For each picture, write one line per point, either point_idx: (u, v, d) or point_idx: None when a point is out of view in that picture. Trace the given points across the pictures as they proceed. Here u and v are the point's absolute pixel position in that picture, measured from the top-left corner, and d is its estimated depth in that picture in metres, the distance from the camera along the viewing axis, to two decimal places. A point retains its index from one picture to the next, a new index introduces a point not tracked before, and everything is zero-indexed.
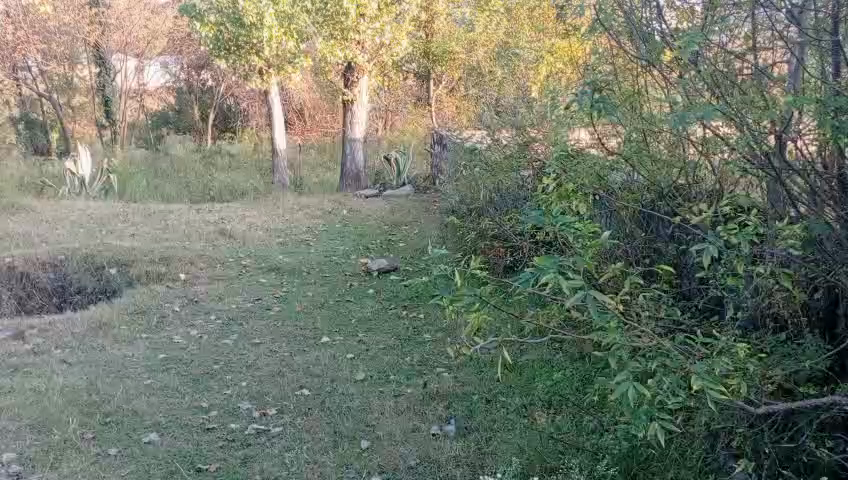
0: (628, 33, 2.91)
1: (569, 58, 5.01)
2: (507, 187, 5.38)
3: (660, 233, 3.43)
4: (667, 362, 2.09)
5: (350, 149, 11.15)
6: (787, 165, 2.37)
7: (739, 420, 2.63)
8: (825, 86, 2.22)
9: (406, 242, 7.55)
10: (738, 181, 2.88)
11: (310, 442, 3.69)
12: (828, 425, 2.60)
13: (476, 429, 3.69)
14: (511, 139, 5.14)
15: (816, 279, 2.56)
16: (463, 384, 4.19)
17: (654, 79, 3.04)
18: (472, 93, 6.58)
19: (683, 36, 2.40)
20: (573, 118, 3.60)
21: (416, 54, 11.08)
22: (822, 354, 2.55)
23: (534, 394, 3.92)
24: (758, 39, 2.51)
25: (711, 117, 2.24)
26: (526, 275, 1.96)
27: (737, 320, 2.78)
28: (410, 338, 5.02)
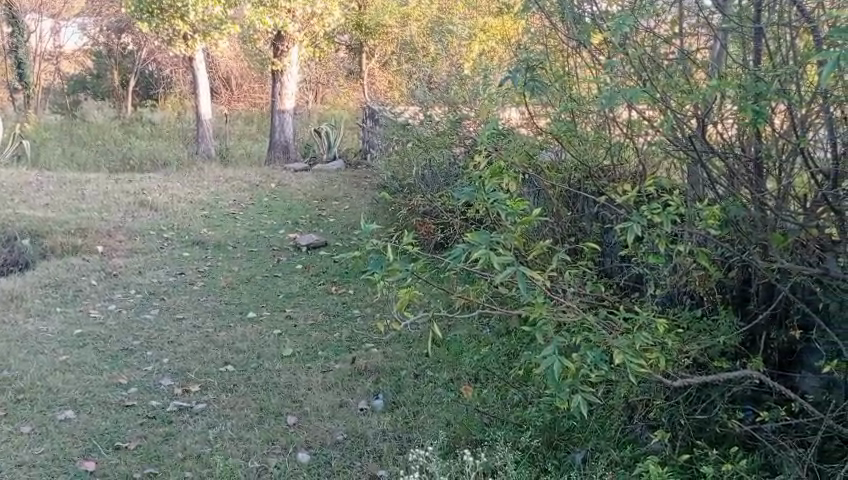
0: (560, 14, 2.95)
1: (502, 36, 5.05)
2: (438, 164, 5.42)
3: (585, 213, 3.52)
4: (591, 337, 2.16)
5: (280, 120, 10.95)
6: (706, 148, 2.47)
7: (656, 393, 2.76)
8: (745, 72, 2.30)
9: (336, 217, 7.47)
10: (660, 163, 2.99)
11: (235, 418, 3.63)
12: (738, 398, 2.77)
13: (404, 403, 3.71)
14: (443, 115, 5.15)
15: (731, 258, 2.69)
16: (392, 359, 4.21)
17: (584, 60, 3.10)
18: (404, 68, 6.54)
19: (614, 18, 2.45)
20: (506, 96, 3.63)
21: (349, 27, 10.69)
22: (735, 330, 2.70)
23: (462, 368, 3.98)
24: (683, 24, 2.59)
25: (637, 99, 2.29)
26: (458, 251, 1.98)
27: (656, 297, 2.89)
28: (339, 314, 4.99)
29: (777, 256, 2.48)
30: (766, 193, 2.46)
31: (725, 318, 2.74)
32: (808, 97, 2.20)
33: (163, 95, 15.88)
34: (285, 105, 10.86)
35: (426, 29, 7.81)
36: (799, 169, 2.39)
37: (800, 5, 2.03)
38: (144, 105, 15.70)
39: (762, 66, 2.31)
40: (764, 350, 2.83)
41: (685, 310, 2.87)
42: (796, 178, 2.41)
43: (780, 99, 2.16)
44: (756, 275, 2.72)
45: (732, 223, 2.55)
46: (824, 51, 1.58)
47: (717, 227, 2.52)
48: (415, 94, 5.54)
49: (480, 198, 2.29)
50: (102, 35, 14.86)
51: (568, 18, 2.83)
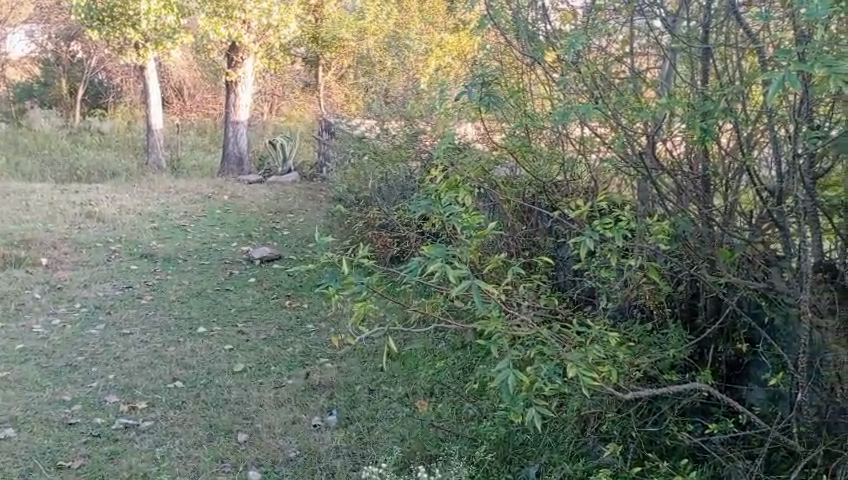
0: (515, 31, 3.00)
1: (458, 52, 5.09)
2: (394, 177, 5.37)
3: (540, 227, 3.56)
4: (545, 350, 2.17)
5: (233, 132, 10.81)
6: (656, 165, 2.52)
7: (608, 406, 2.80)
8: (694, 91, 2.36)
9: (290, 230, 7.39)
10: (612, 179, 3.05)
11: (183, 436, 3.53)
12: (688, 411, 2.82)
13: (358, 419, 3.67)
14: (399, 129, 5.16)
15: (680, 273, 2.75)
16: (346, 374, 4.17)
17: (538, 77, 3.15)
18: (360, 81, 6.54)
19: (568, 37, 2.49)
20: (462, 110, 3.66)
21: (304, 39, 10.63)
22: (684, 343, 2.76)
23: (417, 383, 3.95)
24: (634, 44, 2.67)
25: (589, 116, 2.34)
26: (414, 264, 1.97)
27: (608, 310, 2.93)
28: (293, 328, 4.92)
29: (725, 271, 2.54)
30: (714, 209, 2.55)
31: (674, 331, 2.80)
32: (753, 116, 2.27)
33: (113, 104, 15.54)
34: (239, 116, 10.73)
35: (382, 43, 7.78)
36: (744, 187, 2.50)
37: (746, 27, 2.10)
38: (93, 115, 15.33)
39: (709, 85, 2.37)
40: (713, 363, 2.90)
41: (636, 324, 2.92)
42: (742, 195, 2.52)
43: (727, 118, 2.23)
44: (704, 290, 2.80)
45: (681, 238, 2.61)
46: (769, 72, 1.64)
47: (667, 242, 2.57)
48: (371, 108, 5.53)
49: (436, 212, 2.29)
50: (50, 42, 14.57)
51: (522, 36, 2.86)
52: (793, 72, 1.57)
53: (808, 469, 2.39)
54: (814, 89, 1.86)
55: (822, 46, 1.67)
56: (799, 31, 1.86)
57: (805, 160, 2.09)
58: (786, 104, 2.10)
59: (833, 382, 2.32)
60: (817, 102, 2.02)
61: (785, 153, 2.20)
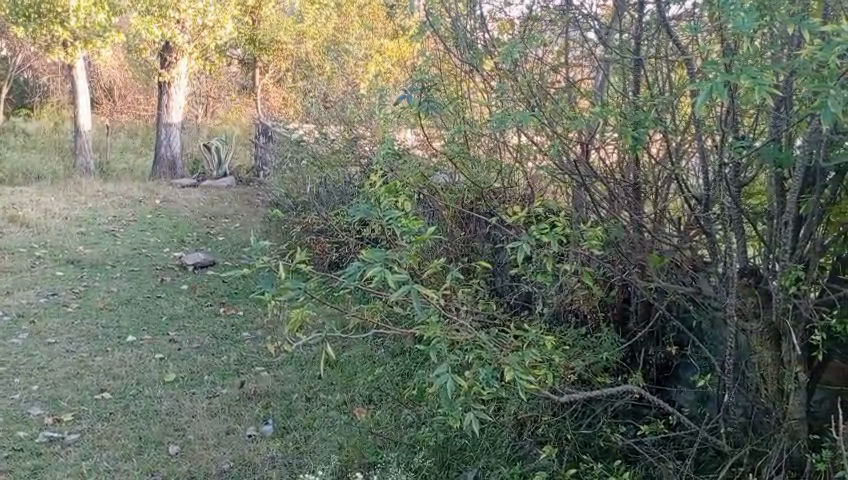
0: (453, 38, 3.05)
1: (398, 59, 5.09)
2: (333, 182, 5.35)
3: (478, 233, 3.58)
4: (483, 355, 2.18)
5: (165, 134, 10.53)
6: (590, 172, 2.58)
7: (545, 409, 2.84)
8: (626, 101, 2.43)
9: (225, 236, 7.23)
10: (548, 186, 3.10)
11: (111, 449, 3.39)
12: (621, 412, 2.88)
13: (294, 427, 3.60)
14: (338, 134, 5.11)
15: (613, 278, 2.81)
16: (282, 383, 4.09)
17: (476, 85, 3.19)
18: (298, 84, 6.45)
19: (507, 45, 2.53)
20: (401, 116, 3.66)
21: (241, 41, 10.39)
22: (617, 347, 2.83)
23: (355, 389, 3.91)
24: (569, 55, 2.77)
25: (526, 123, 2.38)
26: (352, 270, 1.94)
27: (543, 315, 2.98)
28: (227, 337, 4.80)
29: (655, 275, 2.62)
30: (644, 216, 2.62)
31: (607, 335, 2.87)
32: (682, 126, 2.35)
33: (39, 104, 14.91)
34: (172, 118, 10.48)
35: (321, 47, 7.67)
36: (673, 195, 2.59)
37: (676, 40, 2.18)
38: (16, 115, 14.69)
39: (640, 95, 2.44)
40: (644, 366, 2.98)
41: (571, 328, 2.97)
42: (671, 203, 2.62)
43: (657, 127, 2.30)
44: (635, 294, 2.89)
45: (613, 244, 2.67)
46: (699, 83, 1.70)
47: (600, 247, 2.63)
48: (309, 112, 5.47)
49: (374, 216, 2.27)
50: None
51: (461, 43, 2.98)
52: (722, 84, 1.63)
53: (736, 468, 2.46)
54: (739, 100, 1.94)
55: (749, 59, 1.74)
56: (725, 44, 1.94)
57: (731, 169, 2.18)
58: (713, 115, 2.19)
59: (757, 384, 2.41)
60: (742, 114, 2.11)
61: (712, 162, 2.28)
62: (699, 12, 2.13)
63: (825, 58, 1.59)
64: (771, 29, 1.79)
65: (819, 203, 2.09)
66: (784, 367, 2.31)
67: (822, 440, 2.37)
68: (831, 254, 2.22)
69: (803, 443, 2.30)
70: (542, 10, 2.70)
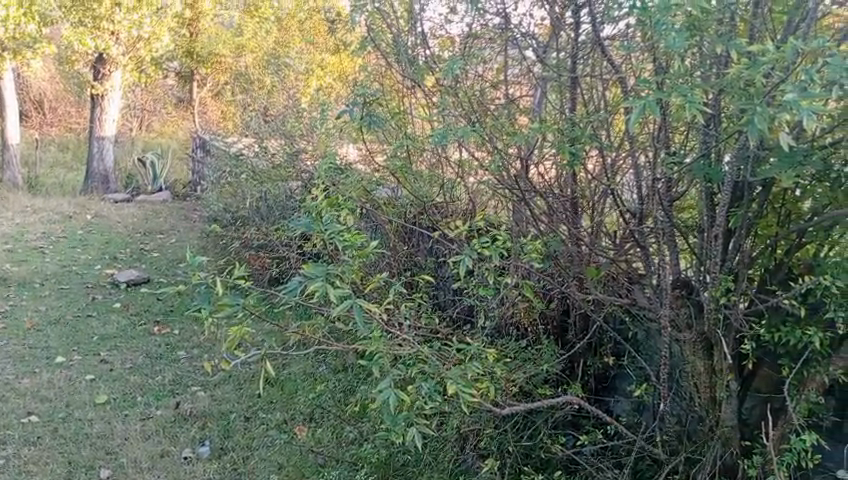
0: (395, 53, 3.08)
1: (339, 74, 5.07)
2: (273, 197, 5.29)
3: (421, 248, 3.59)
4: (425, 369, 2.17)
5: (98, 148, 10.22)
6: (530, 187, 2.63)
7: (487, 422, 2.85)
8: (563, 117, 2.48)
9: (161, 252, 7.03)
10: (489, 201, 3.14)
11: (38, 475, 3.23)
12: (561, 423, 2.92)
13: (232, 448, 3.51)
14: (279, 148, 5.05)
15: (552, 291, 2.86)
16: (220, 403, 3.98)
17: (418, 100, 3.22)
18: (238, 98, 6.36)
19: (448, 61, 2.56)
20: (343, 130, 3.65)
21: (178, 53, 10.09)
22: (556, 358, 2.88)
23: (296, 408, 3.84)
24: (508, 73, 2.81)
25: (467, 138, 2.41)
26: (293, 284, 1.91)
27: (486, 328, 3.00)
28: (162, 356, 4.65)
29: (593, 288, 2.66)
30: (581, 230, 2.68)
31: (547, 347, 2.91)
32: (616, 142, 2.42)
33: None
34: (105, 131, 10.17)
35: (261, 61, 7.60)
36: (608, 210, 2.66)
37: (611, 59, 2.25)
38: None
39: (577, 112, 2.50)
40: (582, 377, 3.04)
41: (512, 341, 2.99)
42: (607, 217, 2.69)
43: (593, 143, 2.36)
44: (574, 307, 2.94)
45: (552, 257, 2.71)
46: (633, 99, 1.75)
47: (540, 260, 2.67)
48: (249, 125, 5.41)
49: (316, 230, 2.26)
50: None
51: (403, 59, 3.03)
52: (654, 101, 1.69)
53: (672, 476, 2.52)
54: (671, 117, 2.02)
55: (680, 77, 1.81)
56: (657, 63, 2.01)
57: (663, 184, 2.25)
58: (645, 132, 2.27)
59: (691, 392, 2.48)
60: (673, 131, 2.19)
61: (646, 177, 2.35)
62: (633, 32, 2.20)
63: (751, 77, 1.66)
64: (700, 48, 1.87)
65: (747, 216, 2.18)
66: (716, 375, 2.38)
67: (753, 446, 2.45)
68: (758, 265, 2.31)
69: (735, 449, 2.37)
70: (482, 28, 2.76)
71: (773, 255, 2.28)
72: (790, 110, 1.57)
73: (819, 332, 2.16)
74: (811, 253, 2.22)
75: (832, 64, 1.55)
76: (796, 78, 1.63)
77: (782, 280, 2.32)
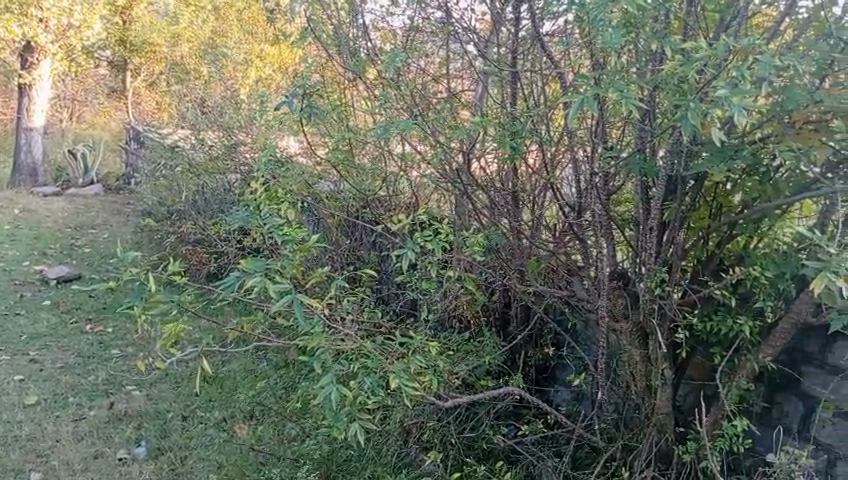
0: (336, 45, 3.04)
1: (278, 65, 4.96)
2: (211, 190, 5.17)
3: (363, 242, 3.56)
4: (368, 364, 2.16)
5: (26, 139, 9.79)
6: (471, 181, 2.65)
7: (429, 414, 2.86)
8: (504, 112, 2.49)
9: (93, 247, 6.78)
10: (431, 194, 3.14)
11: None
12: (503, 414, 2.96)
13: (170, 448, 3.41)
14: (216, 140, 4.93)
15: (494, 283, 2.88)
16: (156, 402, 3.87)
17: (360, 92, 3.22)
18: (174, 88, 6.16)
19: (390, 54, 2.54)
20: (283, 122, 3.58)
21: (110, 42, 9.61)
22: (498, 350, 2.91)
23: (235, 406, 3.76)
24: (450, 67, 2.86)
25: (409, 131, 2.40)
26: (231, 280, 1.86)
27: (429, 321, 3.00)
28: (95, 355, 4.48)
29: (533, 280, 2.69)
30: (522, 223, 2.71)
31: (489, 339, 2.94)
32: (556, 137, 2.46)
33: None
34: (33, 122, 9.74)
35: (197, 51, 7.36)
36: (548, 203, 2.70)
37: (550, 54, 2.28)
38: None
39: (518, 107, 2.52)
40: (523, 368, 3.08)
41: (455, 333, 3.01)
42: (547, 210, 2.73)
43: (533, 137, 2.39)
44: (515, 299, 2.97)
45: (494, 250, 2.73)
46: (571, 94, 1.78)
47: (482, 253, 2.68)
48: (185, 116, 5.25)
49: (254, 223, 2.21)
50: None
51: (344, 51, 3.02)
52: (594, 95, 1.72)
53: (609, 463, 2.57)
54: (609, 112, 2.05)
55: (616, 73, 1.84)
56: (594, 59, 2.05)
57: (601, 178, 2.29)
58: (584, 126, 2.31)
59: (627, 381, 2.55)
60: (610, 126, 2.23)
61: (584, 171, 2.39)
62: (572, 29, 2.23)
63: (684, 73, 1.71)
64: (635, 45, 1.91)
65: (680, 210, 2.24)
66: (651, 364, 2.44)
67: (687, 432, 2.54)
68: (692, 257, 2.38)
69: (669, 436, 2.44)
70: (424, 21, 2.77)
71: (705, 247, 2.35)
72: (722, 106, 1.61)
73: (748, 321, 2.23)
74: (742, 244, 2.30)
75: (762, 62, 1.60)
76: (727, 75, 1.68)
77: (714, 271, 2.40)
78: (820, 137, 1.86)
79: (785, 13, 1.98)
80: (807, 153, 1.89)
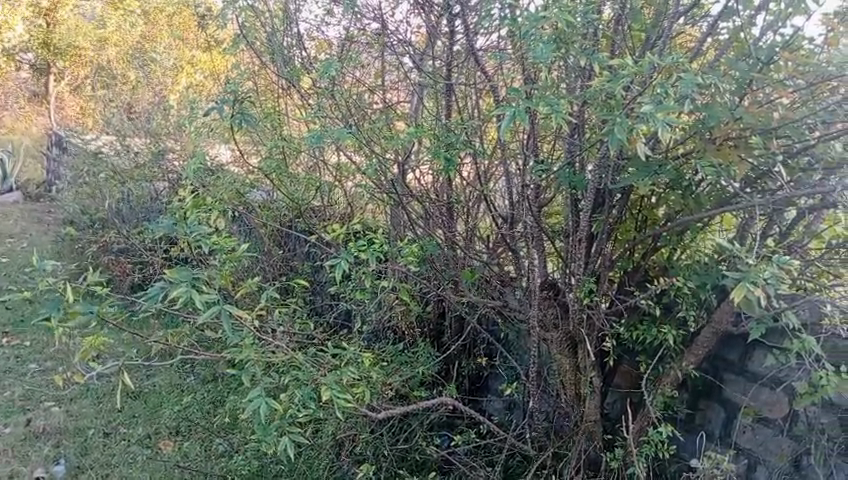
0: (270, 53, 3.03)
1: (210, 71, 4.86)
2: (137, 197, 5.00)
3: (297, 252, 3.50)
4: (300, 376, 2.12)
5: None
6: (407, 191, 2.66)
7: (362, 427, 2.82)
8: (438, 123, 2.51)
9: (9, 257, 6.45)
10: (366, 203, 3.13)
11: None
12: (437, 424, 2.95)
13: (90, 466, 3.25)
14: (143, 146, 4.79)
15: (428, 294, 2.88)
16: (77, 418, 3.69)
17: (295, 102, 3.21)
18: (98, 93, 5.96)
19: (324, 63, 2.53)
20: (213, 129, 3.51)
21: (32, 44, 9.20)
22: (432, 360, 2.91)
23: (160, 422, 3.62)
24: (385, 78, 2.89)
25: (343, 140, 2.38)
26: (155, 291, 1.79)
27: (363, 332, 2.97)
28: (11, 370, 4.25)
29: (466, 290, 2.70)
30: (456, 234, 2.72)
31: (423, 350, 2.93)
32: (490, 149, 2.49)
33: None
34: None
35: (125, 55, 7.10)
36: (482, 214, 2.73)
37: (484, 68, 2.31)
38: None
39: (452, 119, 2.55)
40: (457, 378, 3.08)
41: (389, 344, 3.00)
42: (481, 221, 2.76)
43: (467, 149, 2.41)
44: (449, 309, 2.98)
45: (428, 260, 2.73)
46: (504, 106, 1.80)
47: (416, 264, 2.67)
48: (110, 122, 5.10)
49: (181, 231, 2.13)
50: None
51: (279, 60, 3.00)
52: (526, 107, 1.74)
53: (540, 471, 2.59)
54: (541, 124, 2.09)
55: (547, 88, 1.88)
56: (526, 73, 2.09)
57: (533, 190, 2.34)
58: (517, 139, 2.35)
59: (557, 389, 2.58)
60: (542, 139, 2.28)
61: (516, 183, 2.41)
62: (504, 44, 2.27)
63: (612, 89, 1.75)
64: (565, 61, 1.96)
65: (608, 221, 2.30)
66: (580, 372, 2.47)
67: (614, 439, 2.59)
68: (619, 268, 2.45)
69: (598, 443, 2.49)
70: (359, 32, 2.78)
71: (631, 258, 2.42)
72: (647, 121, 1.66)
73: (672, 330, 2.30)
74: (665, 256, 2.38)
75: (683, 79, 1.66)
76: (652, 91, 1.74)
77: (639, 281, 2.46)
78: (739, 153, 1.93)
79: (708, 34, 2.05)
80: (728, 170, 1.92)
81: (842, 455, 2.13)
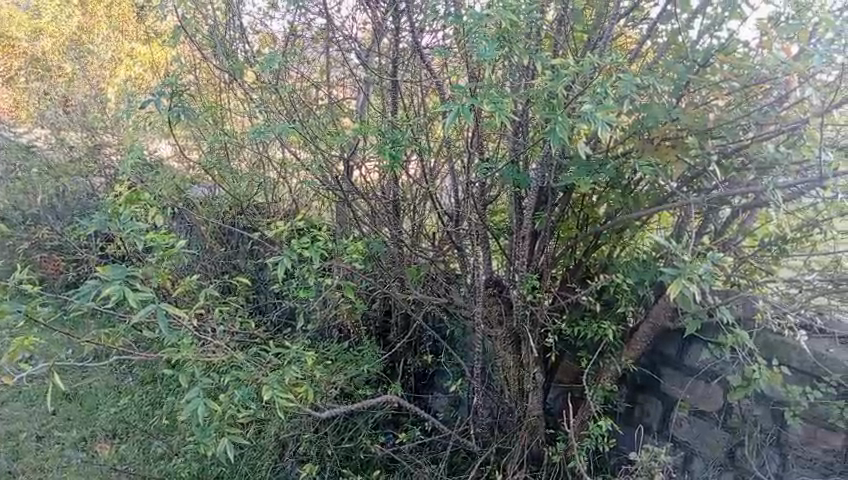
0: (211, 46, 2.94)
1: (149, 63, 4.72)
2: (71, 193, 4.82)
3: (240, 250, 3.42)
4: (240, 375, 2.08)
5: None
6: (352, 188, 2.64)
7: (306, 426, 2.79)
8: (383, 120, 2.49)
9: None
10: (310, 198, 3.11)
11: None
12: (381, 423, 2.94)
13: (21, 472, 3.12)
14: (79, 140, 4.62)
15: (375, 292, 2.82)
16: (8, 422, 3.54)
17: (237, 96, 3.14)
18: (31, 85, 5.73)
19: (266, 56, 2.48)
20: (152, 123, 3.42)
21: None
22: (378, 358, 2.90)
23: (96, 424, 3.50)
24: (331, 74, 2.88)
25: (286, 135, 2.34)
26: (86, 289, 1.72)
27: (307, 330, 2.94)
28: None
29: (412, 288, 2.70)
30: (402, 231, 2.72)
31: (368, 348, 2.92)
32: (435, 147, 2.49)
33: None
34: None
35: None
36: (428, 211, 2.74)
37: (430, 66, 2.30)
38: None
39: (398, 115, 2.53)
40: (402, 376, 3.08)
41: (333, 342, 2.98)
42: (427, 219, 2.77)
43: (413, 147, 2.39)
44: (394, 307, 2.98)
45: (373, 258, 2.71)
46: (448, 104, 1.80)
47: (361, 261, 2.65)
48: (43, 115, 4.90)
49: (116, 228, 2.06)
50: None
51: (220, 51, 2.89)
52: (469, 105, 1.74)
53: (484, 467, 2.61)
54: (485, 122, 2.09)
55: (490, 87, 1.88)
56: (471, 71, 2.09)
57: (478, 187, 2.35)
58: (462, 137, 2.35)
59: (501, 385, 2.60)
60: (487, 137, 2.29)
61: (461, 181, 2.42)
62: (449, 41, 2.26)
63: (554, 88, 1.77)
64: (508, 60, 1.97)
65: (551, 219, 2.33)
66: (523, 368, 2.50)
67: (556, 433, 2.63)
68: (561, 265, 2.48)
69: (540, 438, 2.52)
70: (303, 26, 2.73)
71: (573, 255, 2.46)
72: (588, 121, 1.68)
73: (612, 326, 2.35)
74: (606, 253, 2.43)
75: (623, 81, 1.69)
76: (593, 91, 1.76)
77: (580, 278, 2.51)
78: (676, 153, 1.97)
79: (647, 35, 2.11)
80: (665, 169, 1.99)
81: (772, 445, 2.19)
